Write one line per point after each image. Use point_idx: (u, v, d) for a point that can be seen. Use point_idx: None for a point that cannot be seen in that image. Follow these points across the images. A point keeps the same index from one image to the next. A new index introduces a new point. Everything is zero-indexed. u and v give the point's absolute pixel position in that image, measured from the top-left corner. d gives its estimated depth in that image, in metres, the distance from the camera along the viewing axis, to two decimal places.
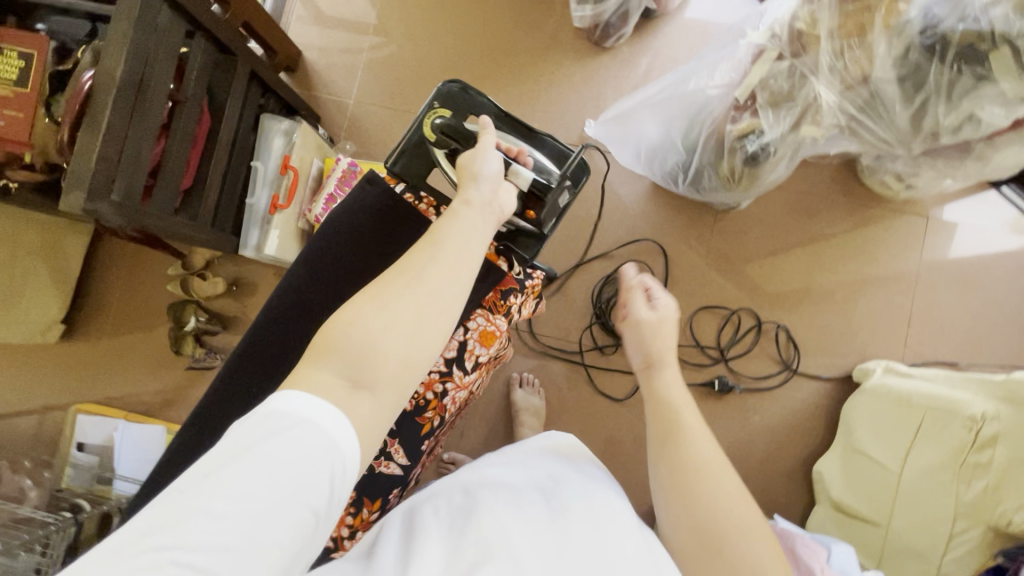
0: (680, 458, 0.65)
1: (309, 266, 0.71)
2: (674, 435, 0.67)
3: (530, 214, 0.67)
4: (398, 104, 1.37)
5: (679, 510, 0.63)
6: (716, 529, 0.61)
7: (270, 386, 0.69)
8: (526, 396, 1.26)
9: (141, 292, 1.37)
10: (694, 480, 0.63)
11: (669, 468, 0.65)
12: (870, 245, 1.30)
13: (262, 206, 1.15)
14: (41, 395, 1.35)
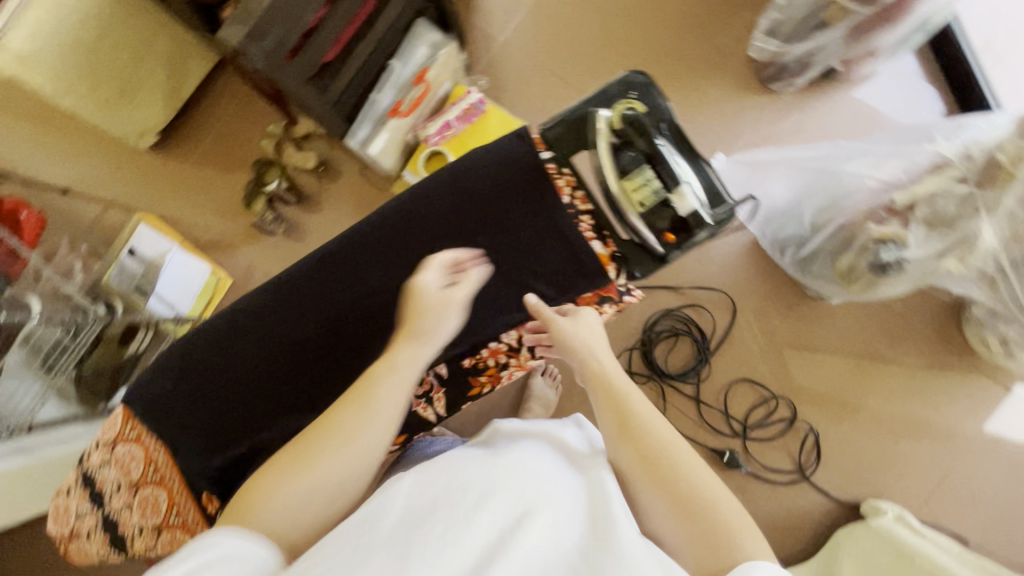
0: (635, 456, 0.52)
1: (417, 197, 0.67)
2: (627, 432, 0.53)
3: (668, 238, 0.58)
4: (543, 61, 1.33)
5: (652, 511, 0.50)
6: (698, 522, 0.47)
7: (334, 295, 0.67)
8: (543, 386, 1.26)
9: (238, 135, 1.40)
10: (660, 468, 0.50)
11: (632, 466, 0.51)
12: (936, 392, 1.23)
13: (384, 106, 1.14)
14: (114, 189, 1.40)
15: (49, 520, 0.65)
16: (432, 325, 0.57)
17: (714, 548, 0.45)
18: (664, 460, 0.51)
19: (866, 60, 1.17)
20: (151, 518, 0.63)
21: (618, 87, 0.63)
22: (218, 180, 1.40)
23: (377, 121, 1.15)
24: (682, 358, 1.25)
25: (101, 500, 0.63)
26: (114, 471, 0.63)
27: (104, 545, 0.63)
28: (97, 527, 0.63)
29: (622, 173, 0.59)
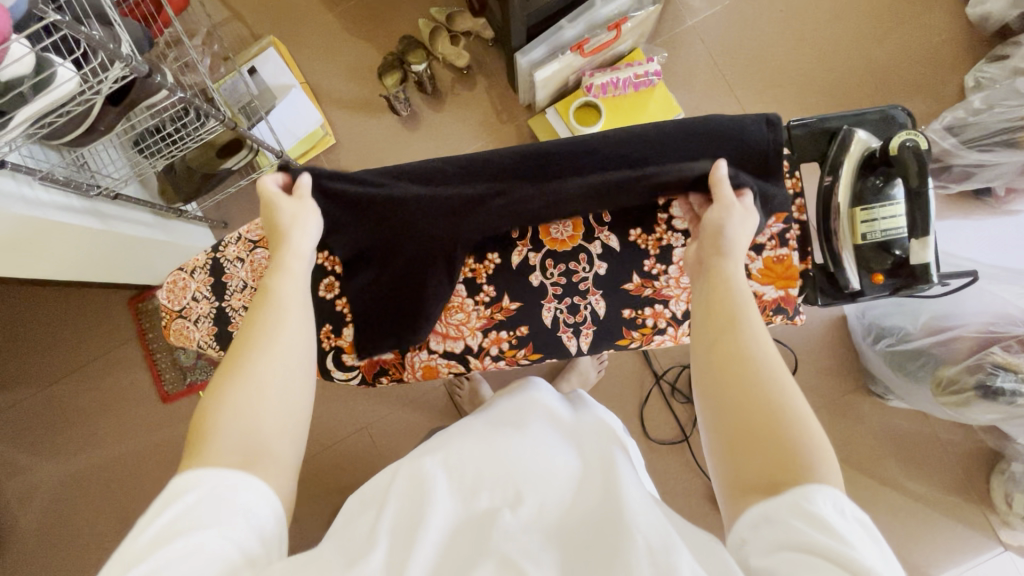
0: (717, 359, 0.48)
1: (636, 140, 0.60)
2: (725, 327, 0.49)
3: (874, 281, 0.58)
4: (718, 62, 1.30)
5: (713, 424, 0.47)
6: (766, 437, 0.43)
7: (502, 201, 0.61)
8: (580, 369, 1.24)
9: (397, 4, 1.36)
10: (739, 377, 0.46)
11: (706, 375, 0.48)
12: (941, 528, 1.23)
13: (569, 37, 1.09)
14: (258, 4, 1.36)
15: (163, 290, 0.64)
16: (289, 232, 0.57)
17: (783, 464, 0.42)
18: (754, 369, 0.46)
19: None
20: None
21: (878, 118, 0.61)
22: (360, 39, 1.36)
23: (555, 48, 1.10)
24: None
25: (222, 292, 0.63)
26: (244, 271, 0.63)
27: (208, 336, 0.63)
28: (208, 316, 0.63)
29: (859, 201, 0.57)
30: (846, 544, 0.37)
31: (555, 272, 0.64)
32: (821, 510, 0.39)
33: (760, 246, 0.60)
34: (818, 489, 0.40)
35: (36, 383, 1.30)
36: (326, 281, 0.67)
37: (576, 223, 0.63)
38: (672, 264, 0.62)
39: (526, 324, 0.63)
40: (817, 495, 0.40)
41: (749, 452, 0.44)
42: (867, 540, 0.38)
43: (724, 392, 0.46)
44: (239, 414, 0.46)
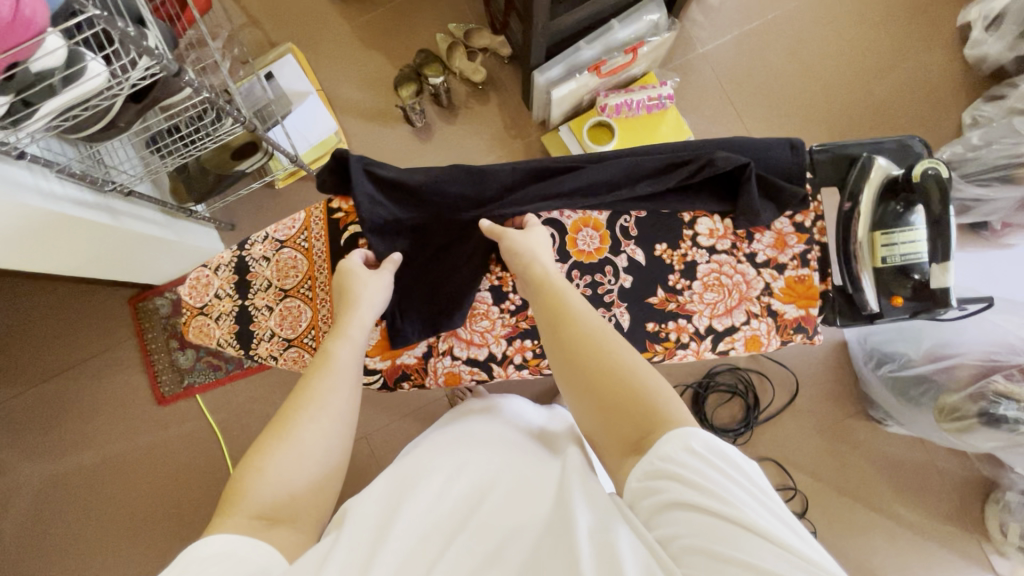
0: (564, 353, 0.53)
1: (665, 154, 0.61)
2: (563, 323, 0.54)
3: (894, 303, 0.59)
4: (728, 89, 1.33)
5: (585, 408, 0.51)
6: (618, 397, 0.49)
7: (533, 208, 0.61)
8: None
9: (415, 19, 1.38)
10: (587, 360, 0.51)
11: (564, 369, 0.52)
12: (939, 556, 1.24)
13: (586, 58, 1.12)
14: (277, 12, 1.38)
15: (185, 287, 0.63)
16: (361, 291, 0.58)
17: (642, 418, 0.47)
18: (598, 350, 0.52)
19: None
20: (286, 330, 0.62)
21: (895, 146, 0.64)
22: (378, 50, 1.37)
23: (571, 68, 1.13)
24: (728, 415, 1.27)
25: (245, 291, 0.63)
26: (269, 271, 0.63)
27: (229, 335, 0.63)
28: (230, 315, 0.63)
29: (879, 225, 0.59)
30: (711, 492, 0.41)
31: (580, 284, 0.62)
32: (682, 463, 0.43)
33: (782, 265, 0.61)
34: (670, 437, 0.45)
35: (28, 381, 1.27)
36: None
37: (602, 235, 0.62)
38: (697, 280, 0.61)
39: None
40: (672, 443, 0.44)
41: (624, 423, 0.48)
42: (724, 468, 0.42)
43: (582, 376, 0.51)
44: (276, 485, 0.47)
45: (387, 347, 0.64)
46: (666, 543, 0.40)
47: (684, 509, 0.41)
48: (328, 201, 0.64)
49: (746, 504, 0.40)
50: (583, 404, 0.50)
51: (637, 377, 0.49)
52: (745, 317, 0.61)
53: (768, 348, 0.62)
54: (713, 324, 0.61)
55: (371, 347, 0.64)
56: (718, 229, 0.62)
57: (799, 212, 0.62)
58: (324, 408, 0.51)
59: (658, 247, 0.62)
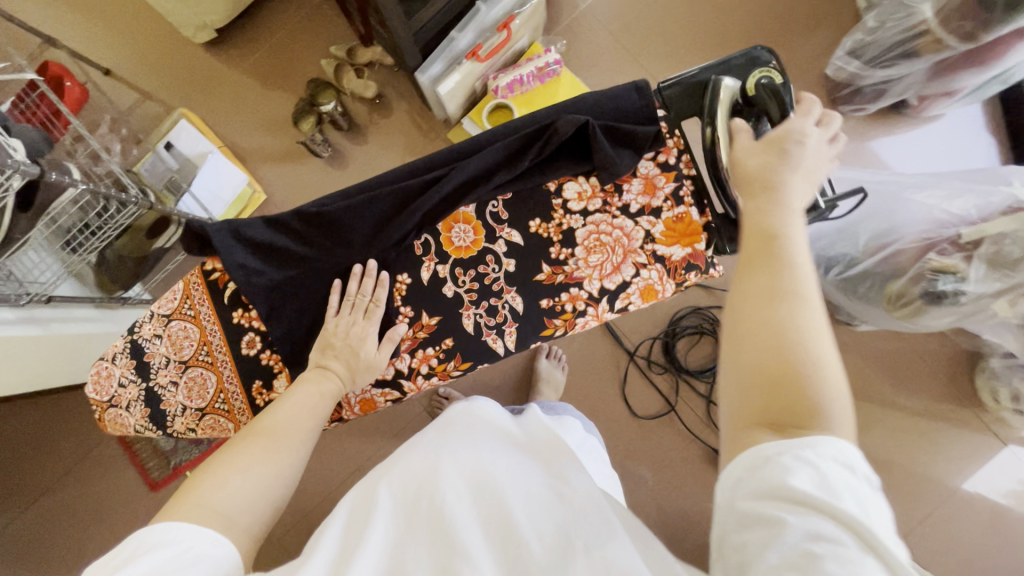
0: (741, 300, 0.47)
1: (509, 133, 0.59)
2: (762, 272, 0.47)
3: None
4: (620, 37, 1.31)
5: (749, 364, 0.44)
6: (793, 376, 0.42)
7: (395, 220, 0.60)
8: (550, 367, 1.23)
9: (297, 51, 1.36)
10: (771, 312, 0.45)
11: (739, 322, 0.46)
12: (942, 436, 1.23)
13: (462, 46, 1.11)
14: (162, 83, 1.37)
15: (88, 384, 0.63)
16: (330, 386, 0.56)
17: (803, 410, 0.42)
18: (784, 301, 0.45)
19: (941, 98, 1.17)
20: (196, 400, 0.62)
21: (742, 60, 0.62)
22: (269, 92, 1.36)
23: (452, 61, 1.11)
24: (702, 357, 1.26)
25: (147, 373, 0.62)
26: (165, 347, 0.62)
27: (143, 419, 0.62)
28: (139, 400, 0.62)
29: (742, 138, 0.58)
30: (821, 491, 0.37)
31: (466, 280, 0.61)
32: (815, 461, 0.39)
33: (657, 209, 0.60)
34: (824, 441, 0.40)
35: (21, 503, 1.28)
36: (246, 337, 0.62)
37: (475, 227, 0.61)
38: (578, 246, 0.60)
39: (450, 336, 0.61)
40: (826, 446, 0.40)
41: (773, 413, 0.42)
42: (845, 476, 0.38)
43: (760, 330, 0.45)
44: (233, 489, 0.45)
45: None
46: (754, 518, 0.38)
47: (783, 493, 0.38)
48: (203, 265, 0.62)
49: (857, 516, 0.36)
50: (735, 361, 0.45)
51: (815, 383, 0.42)
52: (634, 269, 0.60)
53: (667, 294, 0.61)
54: (605, 284, 0.60)
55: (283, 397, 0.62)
56: (586, 190, 0.61)
57: (661, 151, 0.60)
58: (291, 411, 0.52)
59: (532, 224, 0.61)
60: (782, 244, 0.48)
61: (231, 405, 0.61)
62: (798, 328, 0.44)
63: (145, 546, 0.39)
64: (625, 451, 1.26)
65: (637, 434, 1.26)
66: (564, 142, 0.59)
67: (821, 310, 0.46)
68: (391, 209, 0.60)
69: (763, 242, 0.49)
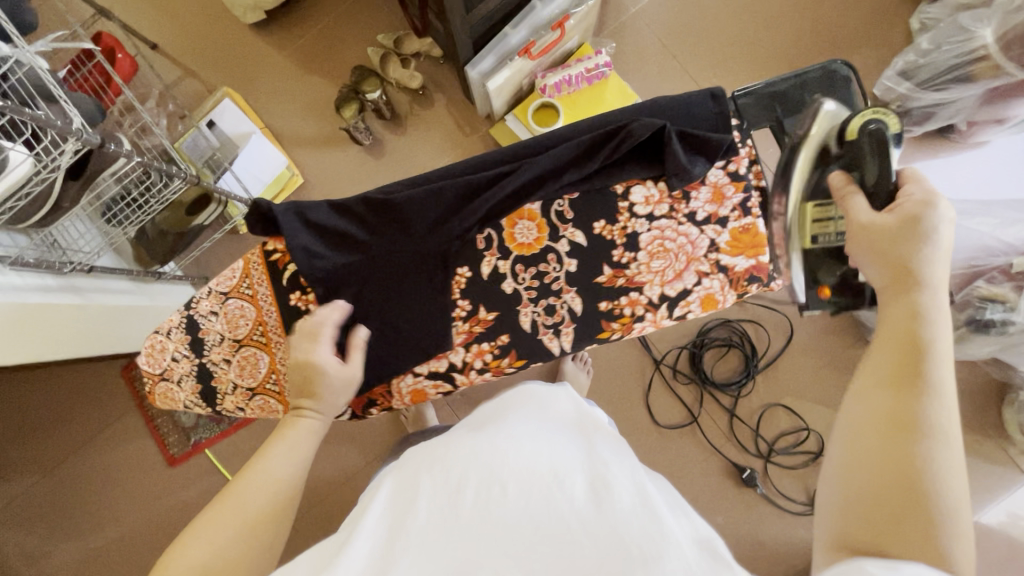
0: (893, 408, 0.47)
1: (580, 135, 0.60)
2: (909, 389, 0.47)
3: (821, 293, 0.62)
4: (668, 44, 1.31)
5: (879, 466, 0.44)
6: (916, 507, 0.42)
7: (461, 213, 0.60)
8: (576, 370, 1.23)
9: (343, 38, 1.36)
10: (914, 429, 0.45)
11: (884, 416, 0.46)
12: (965, 466, 1.22)
13: (515, 43, 1.10)
14: (208, 62, 1.38)
15: (141, 356, 0.63)
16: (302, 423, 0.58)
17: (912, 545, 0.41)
18: (927, 425, 0.45)
19: (990, 126, 1.14)
20: (248, 380, 0.62)
21: (819, 76, 0.63)
22: (314, 77, 1.36)
23: (503, 57, 1.11)
24: (729, 369, 1.25)
25: (201, 349, 0.63)
26: (220, 324, 0.62)
27: (194, 395, 0.63)
28: (191, 375, 0.63)
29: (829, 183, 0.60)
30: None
31: (527, 277, 0.61)
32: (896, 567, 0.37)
33: (723, 218, 0.60)
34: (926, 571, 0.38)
35: (38, 467, 1.29)
36: (301, 319, 0.62)
37: (539, 224, 0.61)
38: (641, 250, 0.60)
39: (506, 332, 0.60)
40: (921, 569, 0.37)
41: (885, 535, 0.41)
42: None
43: (895, 433, 0.45)
44: (209, 549, 0.47)
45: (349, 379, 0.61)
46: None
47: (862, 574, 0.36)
48: (263, 246, 0.62)
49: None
50: (859, 452, 0.46)
51: (937, 521, 0.41)
52: (696, 278, 0.60)
53: (725, 304, 0.61)
54: (665, 291, 0.60)
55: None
56: (653, 195, 0.60)
57: (731, 160, 0.60)
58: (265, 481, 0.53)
59: (597, 225, 0.60)
60: (932, 365, 0.47)
61: (283, 388, 0.62)
62: (933, 464, 0.44)
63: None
64: (645, 459, 1.25)
65: (659, 442, 1.25)
66: (636, 146, 0.59)
67: (956, 458, 0.45)
68: (458, 201, 0.60)
69: (912, 350, 0.48)
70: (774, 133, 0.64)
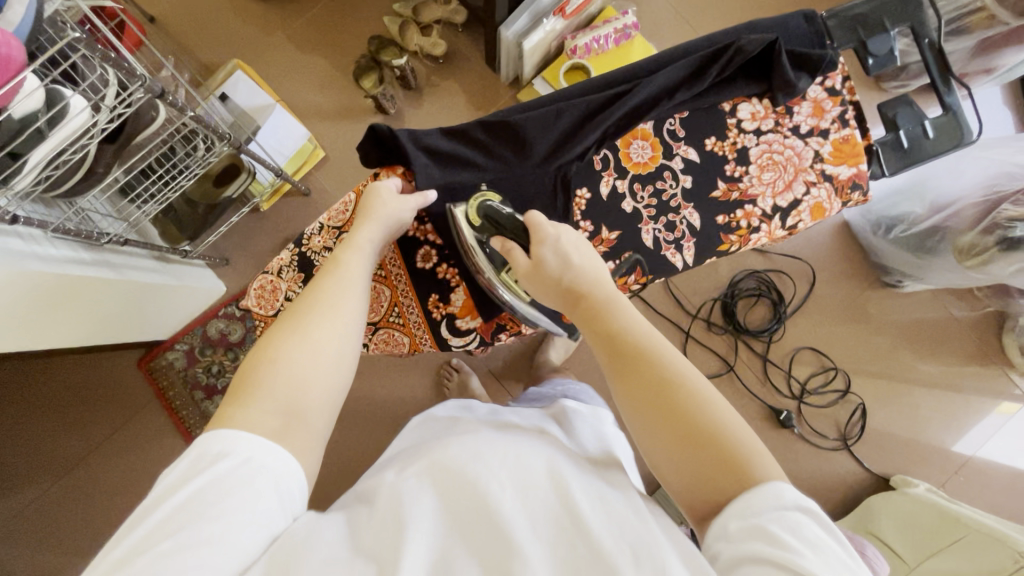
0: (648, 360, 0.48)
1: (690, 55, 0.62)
2: (637, 369, 0.48)
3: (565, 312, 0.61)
4: (680, 9, 1.35)
5: (653, 427, 0.46)
6: (708, 440, 0.44)
7: (583, 133, 0.62)
8: None
9: (356, 8, 1.33)
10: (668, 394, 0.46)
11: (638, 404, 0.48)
12: (973, 391, 1.33)
13: (546, 3, 1.10)
14: (211, 36, 1.31)
15: (262, 298, 0.72)
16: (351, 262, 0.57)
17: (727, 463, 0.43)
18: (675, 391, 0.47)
19: (980, 76, 1.24)
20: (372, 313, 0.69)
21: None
22: (328, 47, 1.32)
23: (535, 17, 1.12)
24: (759, 318, 1.31)
25: None
26: None
27: None
28: None
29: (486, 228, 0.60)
30: (785, 532, 0.38)
31: (645, 195, 0.65)
32: (765, 513, 0.40)
33: (825, 130, 0.64)
34: (763, 490, 0.41)
35: (44, 475, 1.17)
36: (421, 250, 0.68)
37: (653, 144, 0.65)
38: (752, 164, 0.65)
39: (630, 250, 0.65)
40: (764, 496, 0.41)
41: (707, 478, 0.44)
42: (813, 525, 0.39)
43: (648, 395, 0.47)
44: (291, 372, 0.47)
45: (476, 306, 0.67)
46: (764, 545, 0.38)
47: (749, 538, 0.39)
48: (375, 175, 0.67)
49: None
50: (660, 456, 0.46)
51: (730, 436, 0.44)
52: (804, 187, 0.64)
53: (831, 213, 0.66)
54: (778, 202, 0.64)
55: (458, 310, 0.68)
56: (759, 111, 0.65)
57: (827, 76, 0.65)
58: (338, 331, 0.52)
59: (709, 142, 0.64)
60: (619, 307, 0.52)
61: (409, 319, 0.68)
62: (701, 403, 0.46)
63: (211, 454, 0.42)
64: None
65: None
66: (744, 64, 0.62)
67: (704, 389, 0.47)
68: (578, 123, 0.62)
69: (608, 337, 0.51)
70: (860, 55, 0.70)
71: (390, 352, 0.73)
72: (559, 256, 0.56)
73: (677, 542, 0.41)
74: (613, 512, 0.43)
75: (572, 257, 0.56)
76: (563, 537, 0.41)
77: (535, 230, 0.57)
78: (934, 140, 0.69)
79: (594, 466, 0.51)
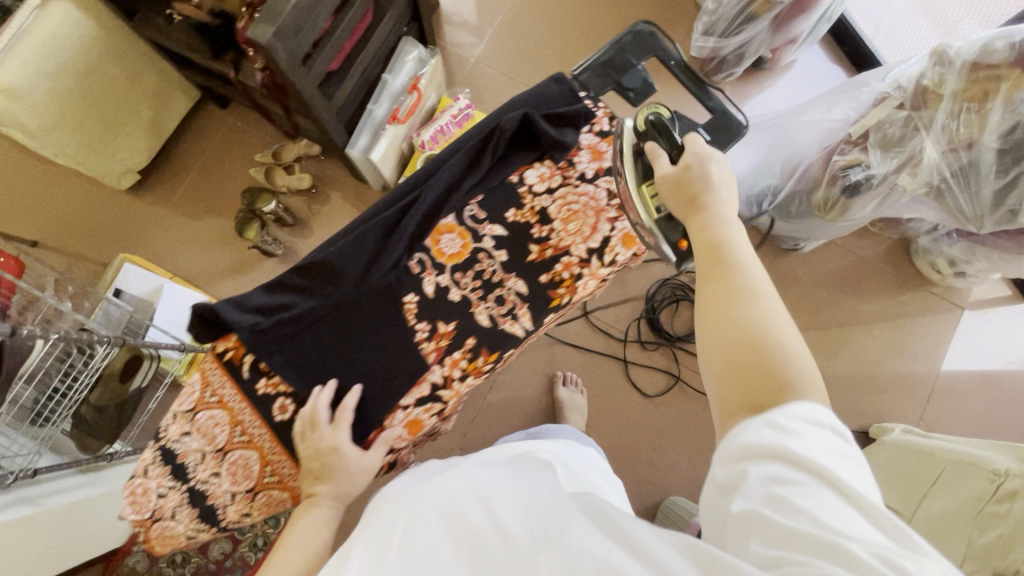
0: (719, 259, 0.52)
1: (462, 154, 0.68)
2: (721, 267, 0.51)
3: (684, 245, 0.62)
4: (514, 73, 1.44)
5: (721, 317, 0.49)
6: (760, 357, 0.46)
7: (389, 244, 0.66)
8: (570, 394, 1.26)
9: (223, 170, 1.40)
10: (745, 302, 0.48)
11: (710, 297, 0.50)
12: (910, 320, 1.36)
13: (381, 115, 1.20)
14: (96, 238, 1.36)
15: (126, 506, 0.68)
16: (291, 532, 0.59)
17: (776, 385, 0.45)
18: (749, 298, 0.49)
19: (787, 46, 1.36)
20: (243, 483, 0.69)
21: (631, 36, 0.74)
22: (207, 213, 1.38)
23: (375, 130, 1.20)
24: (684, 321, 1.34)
25: (184, 474, 0.68)
26: (195, 442, 0.67)
27: (193, 520, 0.69)
28: (184, 502, 0.68)
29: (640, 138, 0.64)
30: (803, 435, 0.42)
31: (469, 281, 0.70)
32: (791, 421, 0.43)
33: (609, 169, 0.71)
34: (802, 403, 0.44)
35: None
36: (276, 403, 0.67)
37: (460, 233, 0.69)
38: (555, 220, 0.71)
39: (471, 335, 0.70)
40: (799, 409, 0.44)
41: (755, 384, 0.46)
42: (834, 440, 0.42)
43: (723, 290, 0.50)
44: None
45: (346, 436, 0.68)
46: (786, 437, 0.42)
47: (771, 443, 0.42)
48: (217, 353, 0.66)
49: (852, 478, 0.40)
50: (721, 333, 0.48)
51: (784, 362, 0.46)
52: (609, 224, 0.70)
53: None
54: (589, 245, 0.71)
55: None
56: (545, 173, 0.71)
57: (593, 123, 0.72)
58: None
59: (509, 214, 0.70)
60: (727, 225, 0.55)
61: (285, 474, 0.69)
62: (766, 318, 0.48)
63: None
64: (653, 432, 1.29)
65: (655, 412, 1.30)
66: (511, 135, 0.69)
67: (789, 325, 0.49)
68: (381, 237, 0.66)
69: (710, 247, 0.53)
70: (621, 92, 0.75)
71: (279, 507, 0.73)
72: (705, 169, 0.57)
73: (592, 522, 0.42)
74: (528, 512, 0.44)
75: (716, 173, 0.57)
76: (480, 545, 0.42)
77: (689, 144, 0.60)
78: (714, 140, 0.74)
79: (524, 478, 0.52)
